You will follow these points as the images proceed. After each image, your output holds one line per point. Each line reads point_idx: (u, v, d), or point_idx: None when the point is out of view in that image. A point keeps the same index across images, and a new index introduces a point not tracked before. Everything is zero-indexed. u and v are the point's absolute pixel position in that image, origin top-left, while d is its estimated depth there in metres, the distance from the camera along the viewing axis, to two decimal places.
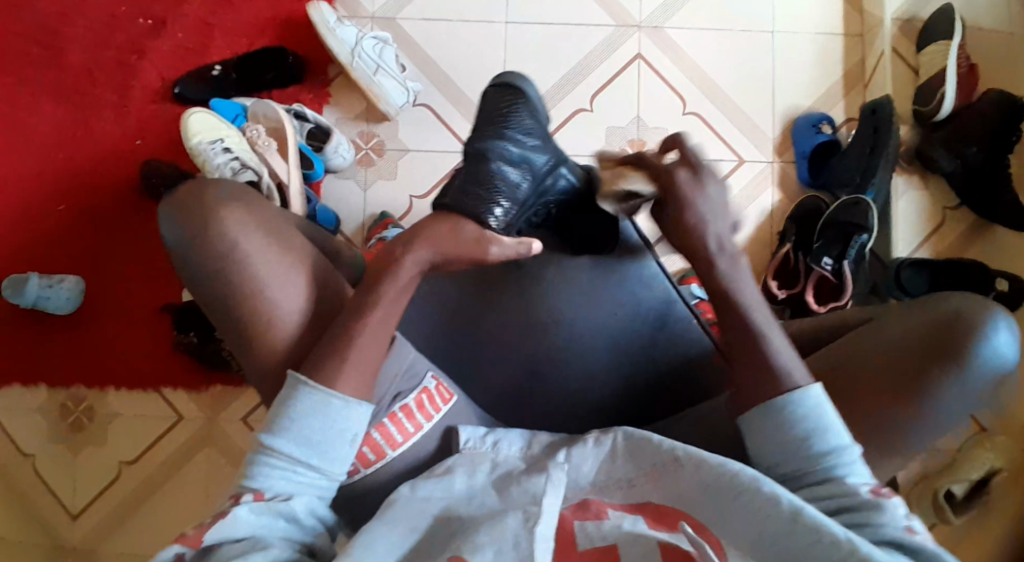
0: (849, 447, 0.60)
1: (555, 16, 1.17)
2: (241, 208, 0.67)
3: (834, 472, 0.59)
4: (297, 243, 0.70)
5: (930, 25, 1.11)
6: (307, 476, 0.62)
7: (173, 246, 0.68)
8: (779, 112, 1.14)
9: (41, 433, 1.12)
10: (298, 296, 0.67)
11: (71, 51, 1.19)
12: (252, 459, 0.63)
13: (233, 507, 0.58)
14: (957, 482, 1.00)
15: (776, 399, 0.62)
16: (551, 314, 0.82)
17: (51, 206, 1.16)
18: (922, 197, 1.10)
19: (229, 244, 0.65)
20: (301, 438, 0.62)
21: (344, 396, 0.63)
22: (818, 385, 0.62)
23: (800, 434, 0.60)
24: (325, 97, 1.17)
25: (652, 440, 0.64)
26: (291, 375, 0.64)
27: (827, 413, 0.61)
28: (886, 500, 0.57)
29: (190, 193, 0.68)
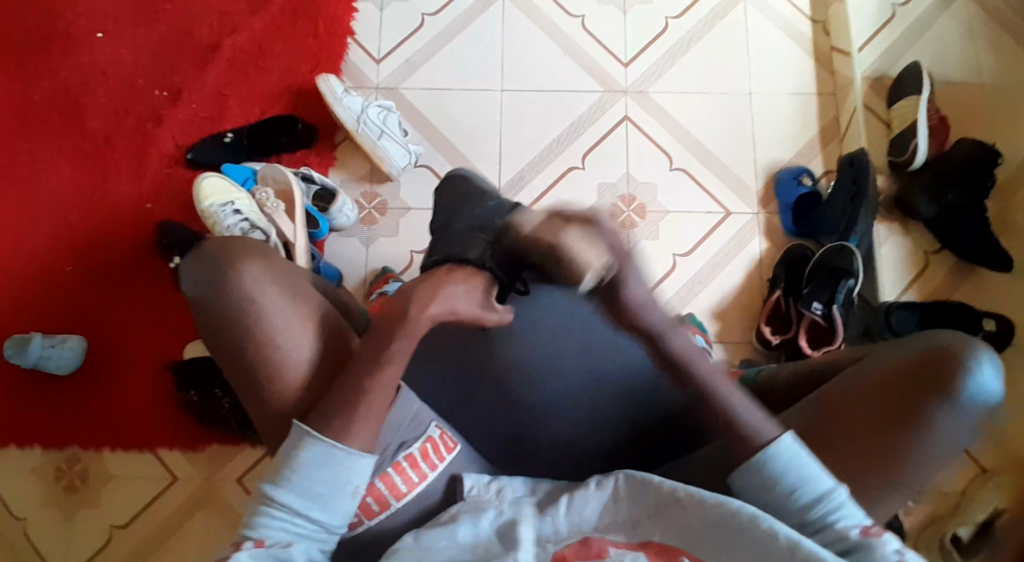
0: (835, 488, 0.61)
1: (548, 82, 1.25)
2: (258, 260, 0.69)
3: (826, 519, 0.60)
4: (311, 292, 0.72)
5: (898, 83, 1.19)
6: (305, 528, 0.62)
7: (192, 293, 0.70)
8: (762, 167, 1.20)
9: (36, 494, 1.11)
10: (311, 333, 0.69)
11: (89, 120, 1.25)
12: (255, 510, 0.62)
13: (234, 552, 0.58)
14: (963, 525, 0.99)
15: (755, 458, 0.63)
16: (546, 361, 0.84)
17: (61, 267, 1.19)
18: (905, 243, 1.15)
19: (247, 295, 0.67)
20: (304, 489, 0.61)
21: (347, 448, 0.62)
22: (789, 435, 0.63)
23: (785, 490, 0.62)
24: (331, 160, 1.23)
25: (653, 480, 0.65)
26: (296, 426, 0.63)
27: (805, 461, 0.62)
28: (875, 539, 0.57)
29: (218, 246, 0.71)
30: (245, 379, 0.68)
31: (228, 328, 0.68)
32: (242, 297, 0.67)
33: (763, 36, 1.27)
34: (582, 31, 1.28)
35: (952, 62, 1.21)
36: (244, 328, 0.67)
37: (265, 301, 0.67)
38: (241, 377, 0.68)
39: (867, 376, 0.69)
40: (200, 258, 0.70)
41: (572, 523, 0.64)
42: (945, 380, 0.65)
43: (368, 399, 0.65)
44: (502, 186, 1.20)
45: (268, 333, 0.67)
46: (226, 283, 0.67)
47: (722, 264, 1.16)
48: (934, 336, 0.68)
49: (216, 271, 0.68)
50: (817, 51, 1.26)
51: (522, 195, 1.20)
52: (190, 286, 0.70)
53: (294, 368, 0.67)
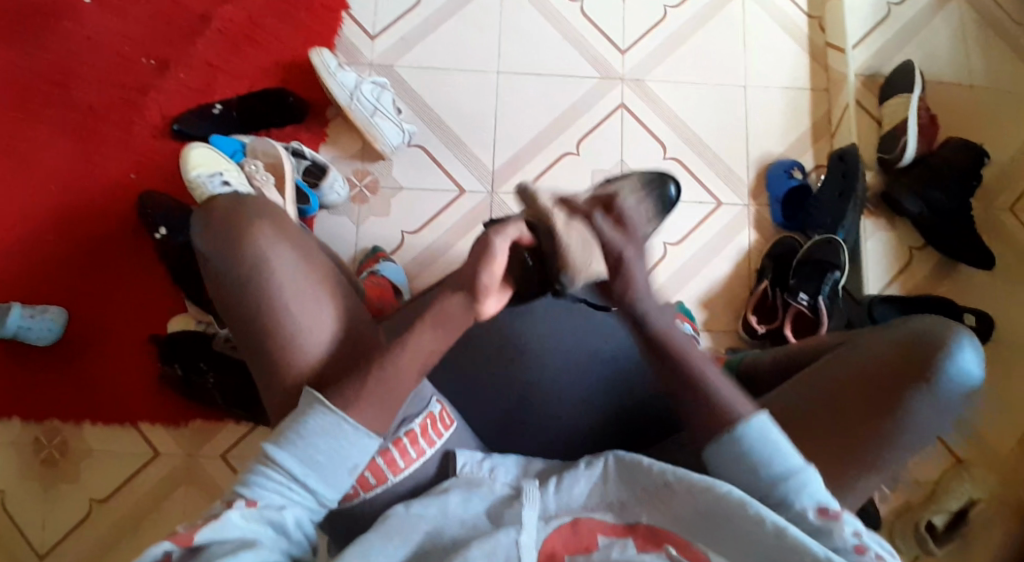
0: (801, 470, 0.61)
1: (544, 66, 1.25)
2: (269, 222, 0.69)
3: (786, 497, 0.61)
4: (321, 259, 0.71)
5: (890, 81, 1.21)
6: (298, 494, 0.61)
7: (203, 252, 0.70)
8: (754, 159, 1.21)
9: (12, 467, 1.08)
10: (319, 298, 0.68)
11: (73, 88, 1.22)
12: (251, 467, 0.62)
13: (226, 510, 0.57)
14: (937, 513, 1.01)
15: (726, 435, 0.62)
16: (549, 340, 0.84)
17: (41, 237, 1.16)
18: (890, 238, 1.16)
19: (256, 255, 0.67)
20: (305, 455, 0.61)
21: (355, 423, 0.62)
22: (763, 415, 0.62)
23: (751, 466, 0.61)
24: (322, 136, 1.22)
25: (643, 463, 0.65)
26: (306, 392, 0.63)
27: (777, 442, 0.62)
28: (834, 523, 0.59)
29: (228, 209, 0.70)
30: (247, 341, 0.68)
31: (234, 286, 0.67)
32: (251, 255, 0.67)
33: (759, 29, 1.27)
34: (581, 16, 1.27)
35: (942, 64, 1.23)
36: (253, 288, 0.66)
37: (276, 261, 0.67)
38: (246, 338, 0.68)
39: (850, 363, 0.71)
40: (210, 215, 0.70)
41: (560, 502, 0.64)
42: (926, 367, 0.67)
43: (370, 375, 0.64)
44: (495, 170, 1.20)
45: (274, 295, 0.66)
46: (237, 242, 0.67)
47: (711, 254, 1.17)
48: (916, 324, 0.70)
49: (226, 231, 0.68)
50: (812, 46, 1.27)
51: (516, 178, 1.20)
52: (202, 245, 0.70)
53: (294, 341, 0.66)
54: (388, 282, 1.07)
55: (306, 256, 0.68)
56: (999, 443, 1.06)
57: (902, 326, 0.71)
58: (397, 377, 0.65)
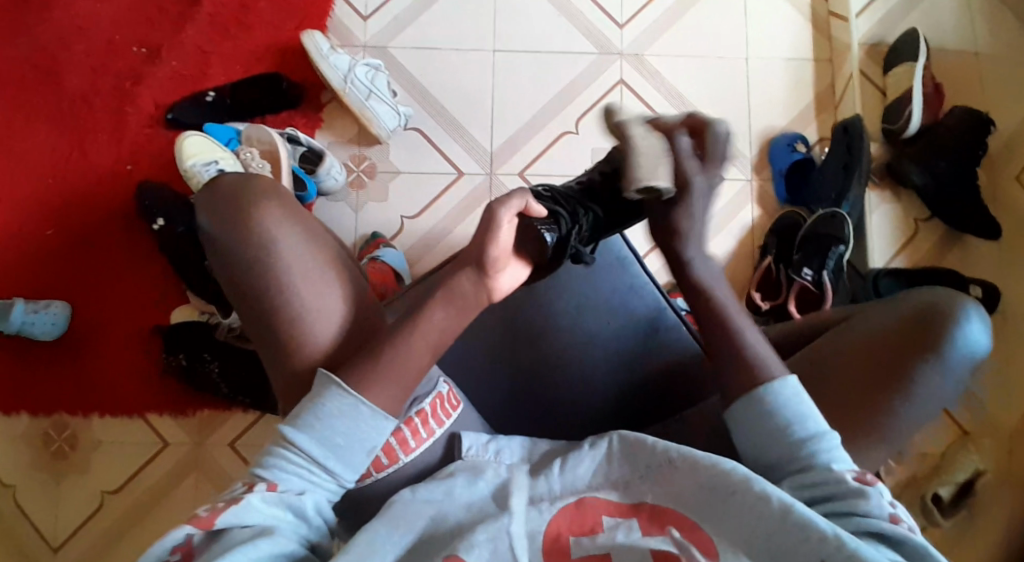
0: (826, 433, 0.61)
1: (541, 44, 1.22)
2: (277, 203, 0.69)
3: (815, 458, 0.60)
4: (327, 238, 0.72)
5: (894, 49, 1.18)
6: (319, 476, 0.61)
7: (208, 230, 0.70)
8: (757, 132, 1.20)
9: (24, 461, 1.09)
10: (328, 281, 0.68)
11: (65, 78, 1.20)
12: (269, 449, 0.62)
13: (246, 494, 0.57)
14: (944, 485, 1.01)
15: (754, 391, 0.63)
16: (550, 319, 0.83)
17: (40, 231, 1.15)
18: (895, 210, 1.15)
19: (266, 236, 0.67)
20: (324, 438, 0.61)
21: (373, 406, 0.62)
22: (793, 376, 0.63)
23: (778, 422, 0.61)
24: (318, 121, 1.20)
25: (648, 442, 0.65)
26: (322, 374, 0.63)
27: (804, 402, 0.62)
28: (869, 487, 0.57)
29: (234, 188, 0.70)
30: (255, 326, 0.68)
31: (241, 268, 0.67)
32: (261, 236, 0.67)
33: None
34: None
35: (948, 31, 1.21)
36: (258, 268, 0.67)
37: (282, 240, 0.67)
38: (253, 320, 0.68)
39: (856, 335, 0.70)
40: (214, 193, 0.71)
41: (565, 483, 0.64)
42: (932, 339, 0.66)
43: (371, 365, 0.64)
44: (493, 151, 1.19)
45: (283, 276, 0.66)
46: (246, 223, 0.67)
47: (714, 232, 1.16)
48: (922, 296, 0.69)
49: (233, 212, 0.68)
50: (814, 15, 1.24)
51: (515, 159, 1.18)
52: (208, 224, 0.70)
53: (301, 321, 0.66)
54: (390, 268, 1.06)
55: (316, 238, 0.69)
56: (1008, 414, 1.05)
57: (909, 297, 0.71)
58: (402, 359, 0.65)
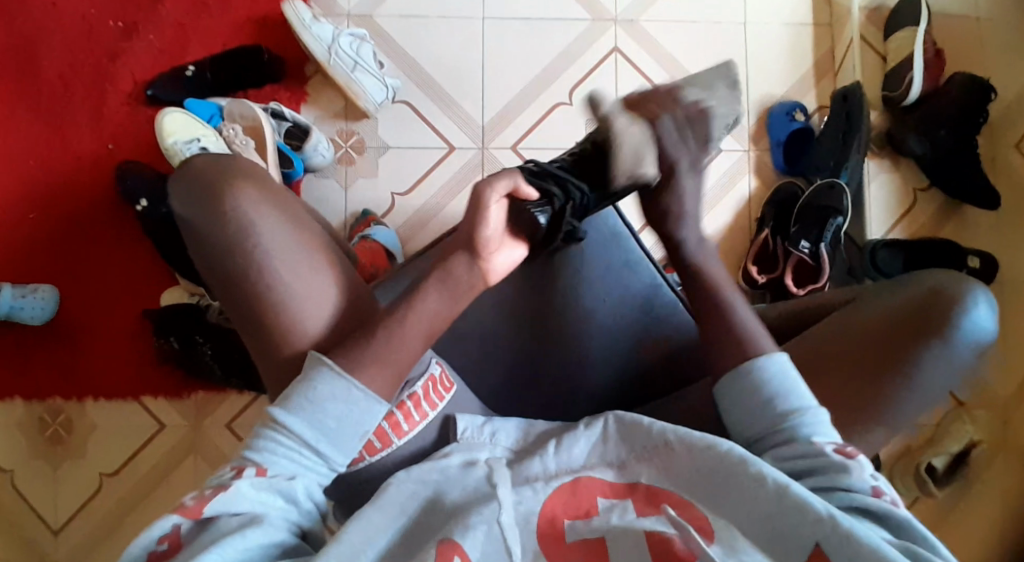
0: (813, 408, 0.60)
1: (532, 11, 1.18)
2: (253, 184, 0.66)
3: (797, 431, 0.59)
4: (311, 223, 0.70)
5: (896, 13, 1.14)
6: (309, 459, 0.59)
7: (184, 216, 0.68)
8: (754, 101, 1.17)
9: (19, 448, 1.09)
10: (310, 261, 0.66)
11: (38, 55, 1.16)
12: (257, 431, 0.60)
13: (234, 480, 0.55)
14: (938, 455, 1.02)
15: (743, 365, 0.64)
16: (547, 305, 0.81)
17: (22, 215, 1.13)
18: (894, 180, 1.13)
19: (243, 219, 0.65)
20: (316, 421, 0.60)
21: (365, 389, 0.61)
22: (782, 352, 0.64)
23: (764, 396, 0.62)
24: (303, 96, 1.17)
25: (643, 423, 0.64)
26: (313, 355, 0.62)
27: (790, 381, 0.62)
28: (851, 461, 0.56)
29: (208, 171, 0.68)
30: (238, 311, 0.66)
31: (219, 253, 0.65)
32: (236, 219, 0.64)
33: None
34: None
35: None
36: (241, 253, 0.64)
37: (265, 224, 0.65)
38: (234, 306, 0.66)
39: (860, 318, 0.69)
40: (190, 177, 0.68)
41: (560, 462, 0.63)
42: (938, 319, 0.65)
43: (365, 362, 0.62)
44: (485, 125, 1.16)
45: (268, 262, 0.64)
46: (221, 205, 0.65)
47: (710, 205, 1.14)
48: (929, 279, 0.68)
49: (208, 196, 0.66)
50: None
51: (507, 132, 1.15)
52: (183, 210, 0.68)
53: (282, 304, 0.64)
54: (381, 247, 1.04)
55: (295, 218, 0.66)
56: (1003, 385, 1.06)
57: (918, 281, 0.70)
58: (395, 350, 0.64)
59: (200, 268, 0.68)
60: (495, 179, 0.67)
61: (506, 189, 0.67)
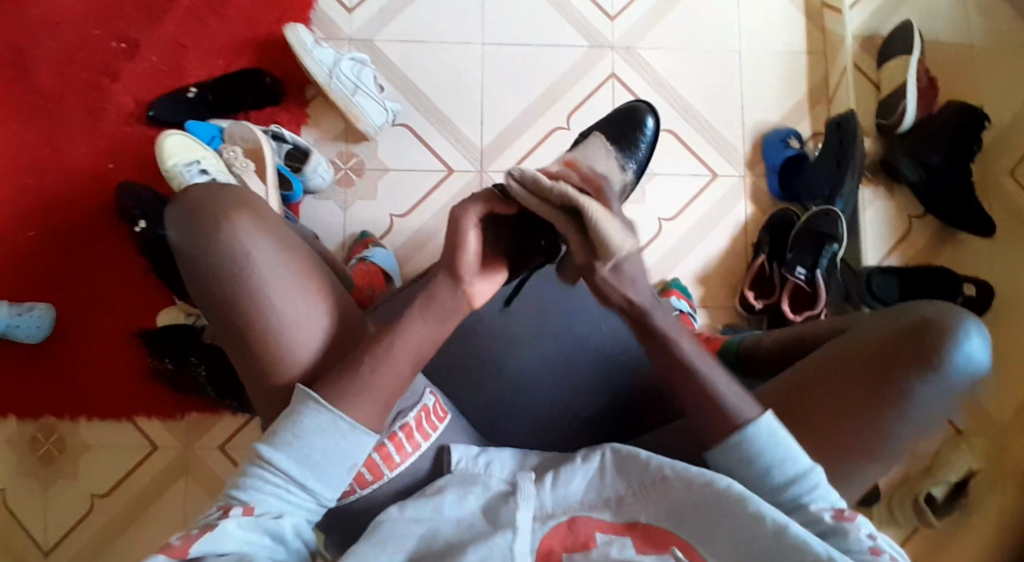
0: (810, 469, 0.60)
1: (530, 37, 1.20)
2: (249, 212, 0.67)
3: (798, 500, 0.60)
4: (302, 248, 0.70)
5: (888, 42, 1.17)
6: (298, 496, 0.60)
7: (178, 242, 0.68)
8: (748, 127, 1.18)
9: (9, 467, 1.08)
10: (303, 290, 0.66)
11: (41, 74, 1.17)
12: (246, 468, 0.60)
13: (222, 520, 0.55)
14: (937, 485, 1.01)
15: (733, 438, 0.61)
16: (538, 334, 0.84)
17: (20, 232, 1.13)
18: (889, 207, 1.14)
19: (237, 247, 0.65)
20: (303, 457, 0.60)
21: (351, 421, 0.61)
22: (770, 415, 0.61)
23: (760, 469, 0.60)
24: (303, 117, 1.18)
25: (641, 458, 0.63)
26: (298, 391, 0.61)
27: (784, 442, 0.61)
28: (849, 524, 0.57)
29: (202, 198, 0.68)
30: (230, 337, 0.66)
31: (212, 279, 0.65)
32: (231, 246, 0.64)
33: None
34: None
35: (940, 23, 1.19)
36: (231, 276, 0.64)
37: (254, 248, 0.65)
38: (226, 332, 0.66)
39: (851, 347, 0.69)
40: (181, 204, 0.69)
41: (557, 498, 0.62)
42: (929, 348, 0.65)
43: (359, 387, 0.62)
44: (483, 148, 1.17)
45: (257, 284, 0.64)
46: (215, 232, 0.65)
47: (706, 230, 1.15)
48: (919, 308, 0.69)
49: (201, 222, 0.66)
50: (807, 5, 1.22)
51: (504, 156, 1.16)
52: (177, 236, 0.68)
53: (276, 331, 0.64)
54: (378, 268, 1.05)
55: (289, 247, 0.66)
56: (1000, 412, 1.06)
57: (907, 309, 0.70)
58: (390, 370, 0.63)
59: (193, 295, 0.68)
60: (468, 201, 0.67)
61: (477, 214, 0.66)
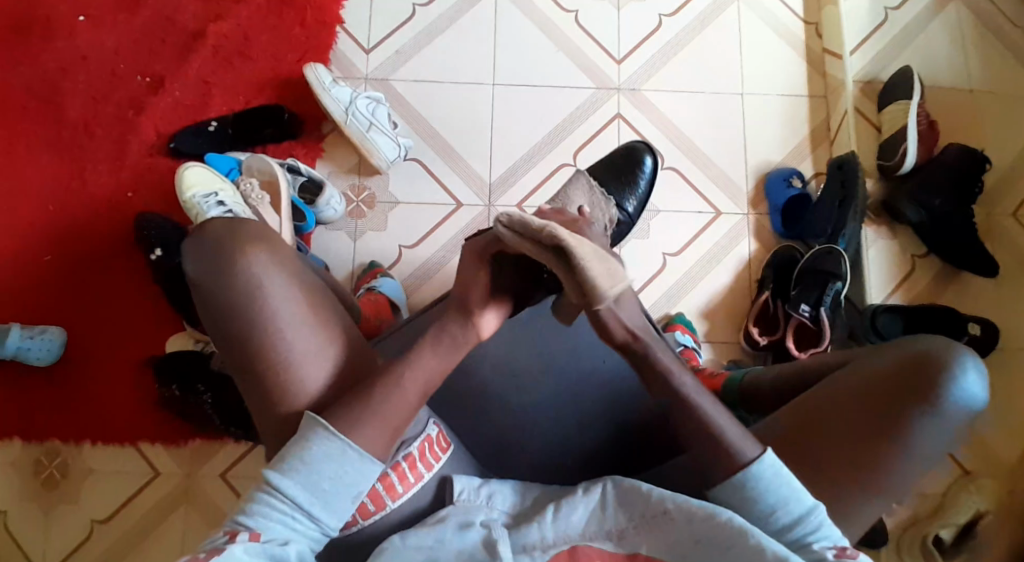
0: (812, 507, 0.60)
1: (539, 78, 1.24)
2: (266, 248, 0.68)
3: (802, 539, 0.59)
4: (314, 284, 0.71)
5: (888, 87, 1.20)
6: (303, 525, 0.60)
7: (193, 275, 0.69)
8: (752, 167, 1.21)
9: (13, 490, 1.08)
10: (315, 328, 0.68)
11: (69, 107, 1.22)
12: (251, 495, 0.60)
13: (229, 545, 0.55)
14: (944, 527, 0.99)
15: (736, 477, 0.61)
16: (541, 359, 0.83)
17: (39, 257, 1.16)
18: (891, 246, 1.16)
19: (254, 283, 0.66)
20: (311, 483, 0.60)
21: (360, 449, 0.61)
22: (772, 453, 0.61)
23: (763, 510, 0.61)
24: (319, 151, 1.21)
25: (642, 490, 0.62)
26: (309, 418, 0.62)
27: (785, 480, 0.61)
28: None
29: (221, 232, 0.69)
30: (241, 369, 0.67)
31: (228, 314, 0.67)
32: (248, 283, 0.66)
33: (754, 36, 1.27)
34: (574, 25, 1.27)
35: (940, 69, 1.23)
36: (247, 317, 0.66)
37: (270, 289, 0.67)
38: (238, 364, 0.67)
39: (853, 382, 0.69)
40: (199, 240, 0.70)
41: (558, 530, 0.61)
42: (930, 387, 0.65)
43: (364, 410, 0.63)
44: (492, 182, 1.20)
45: (273, 324, 0.66)
46: (233, 270, 0.67)
47: (710, 266, 1.16)
48: (921, 344, 0.68)
49: (219, 257, 0.67)
50: (808, 52, 1.26)
51: (511, 191, 1.19)
52: (192, 268, 0.69)
53: (286, 366, 0.66)
54: (385, 298, 1.06)
55: (304, 285, 0.68)
56: (1006, 451, 1.05)
57: (908, 343, 0.70)
58: (395, 393, 0.64)
59: (206, 326, 0.69)
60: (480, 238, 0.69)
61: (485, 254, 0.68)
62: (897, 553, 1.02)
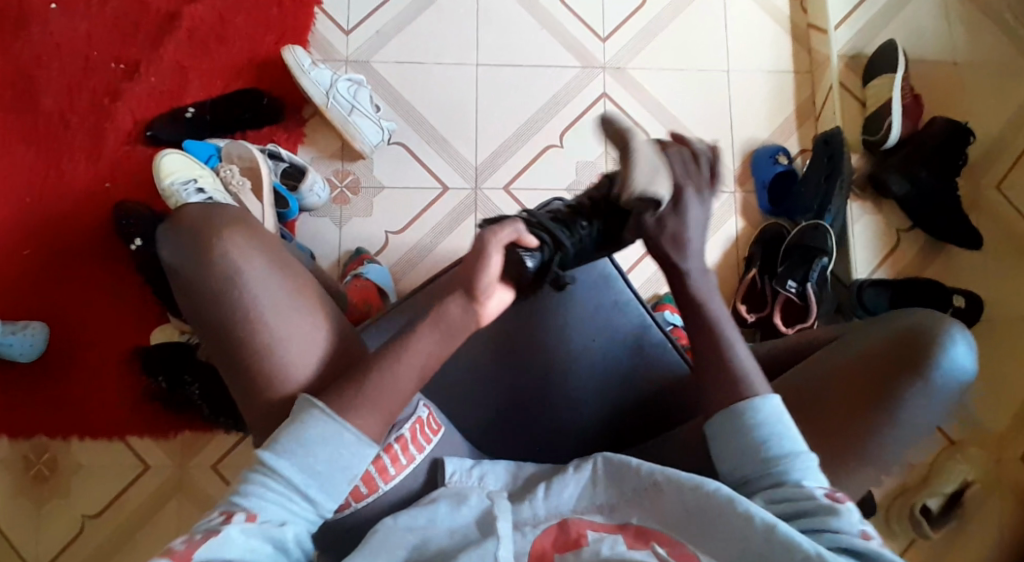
0: (803, 453, 0.60)
1: (524, 57, 1.22)
2: (242, 232, 0.67)
3: (786, 478, 0.59)
4: (299, 268, 0.70)
5: (873, 61, 1.20)
6: (298, 506, 0.59)
7: (172, 264, 0.68)
8: (738, 144, 1.20)
9: (2, 487, 1.07)
10: (298, 310, 0.66)
11: (41, 95, 1.19)
12: (246, 476, 0.59)
13: (224, 526, 0.55)
14: (932, 496, 1.02)
15: (739, 405, 0.63)
16: (537, 348, 0.81)
17: (16, 251, 1.13)
18: (877, 221, 1.16)
19: (230, 268, 0.65)
20: (305, 464, 0.59)
21: (356, 431, 0.61)
22: (777, 395, 0.63)
23: (754, 440, 0.61)
24: (300, 136, 1.19)
25: (631, 464, 0.64)
26: (305, 400, 0.61)
27: (784, 423, 0.62)
28: (840, 505, 0.56)
29: (196, 218, 0.68)
30: (225, 358, 0.66)
31: (207, 301, 0.65)
32: (224, 268, 0.65)
33: (739, 12, 1.25)
34: (558, 2, 1.25)
35: (925, 43, 1.23)
36: (225, 304, 0.65)
37: (247, 273, 0.65)
38: (221, 352, 0.66)
39: (842, 358, 0.69)
40: (174, 228, 0.68)
41: (550, 507, 0.62)
42: (919, 359, 0.66)
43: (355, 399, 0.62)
44: (478, 165, 1.18)
45: (251, 309, 0.65)
46: (208, 255, 0.65)
47: None
48: (909, 320, 0.69)
49: (194, 244, 0.66)
50: (794, 27, 1.25)
51: (498, 174, 1.18)
52: (170, 258, 0.68)
53: (268, 350, 0.64)
54: (373, 284, 1.05)
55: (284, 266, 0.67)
56: (990, 418, 1.07)
57: (895, 320, 0.70)
58: (387, 381, 0.63)
59: (188, 316, 0.69)
60: (501, 227, 0.66)
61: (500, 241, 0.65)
62: (886, 525, 1.03)
